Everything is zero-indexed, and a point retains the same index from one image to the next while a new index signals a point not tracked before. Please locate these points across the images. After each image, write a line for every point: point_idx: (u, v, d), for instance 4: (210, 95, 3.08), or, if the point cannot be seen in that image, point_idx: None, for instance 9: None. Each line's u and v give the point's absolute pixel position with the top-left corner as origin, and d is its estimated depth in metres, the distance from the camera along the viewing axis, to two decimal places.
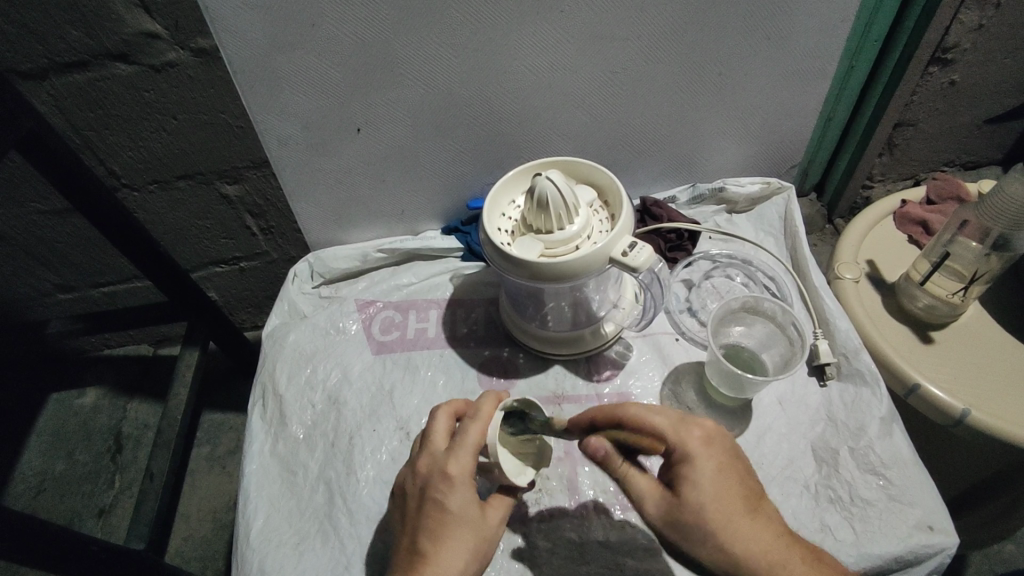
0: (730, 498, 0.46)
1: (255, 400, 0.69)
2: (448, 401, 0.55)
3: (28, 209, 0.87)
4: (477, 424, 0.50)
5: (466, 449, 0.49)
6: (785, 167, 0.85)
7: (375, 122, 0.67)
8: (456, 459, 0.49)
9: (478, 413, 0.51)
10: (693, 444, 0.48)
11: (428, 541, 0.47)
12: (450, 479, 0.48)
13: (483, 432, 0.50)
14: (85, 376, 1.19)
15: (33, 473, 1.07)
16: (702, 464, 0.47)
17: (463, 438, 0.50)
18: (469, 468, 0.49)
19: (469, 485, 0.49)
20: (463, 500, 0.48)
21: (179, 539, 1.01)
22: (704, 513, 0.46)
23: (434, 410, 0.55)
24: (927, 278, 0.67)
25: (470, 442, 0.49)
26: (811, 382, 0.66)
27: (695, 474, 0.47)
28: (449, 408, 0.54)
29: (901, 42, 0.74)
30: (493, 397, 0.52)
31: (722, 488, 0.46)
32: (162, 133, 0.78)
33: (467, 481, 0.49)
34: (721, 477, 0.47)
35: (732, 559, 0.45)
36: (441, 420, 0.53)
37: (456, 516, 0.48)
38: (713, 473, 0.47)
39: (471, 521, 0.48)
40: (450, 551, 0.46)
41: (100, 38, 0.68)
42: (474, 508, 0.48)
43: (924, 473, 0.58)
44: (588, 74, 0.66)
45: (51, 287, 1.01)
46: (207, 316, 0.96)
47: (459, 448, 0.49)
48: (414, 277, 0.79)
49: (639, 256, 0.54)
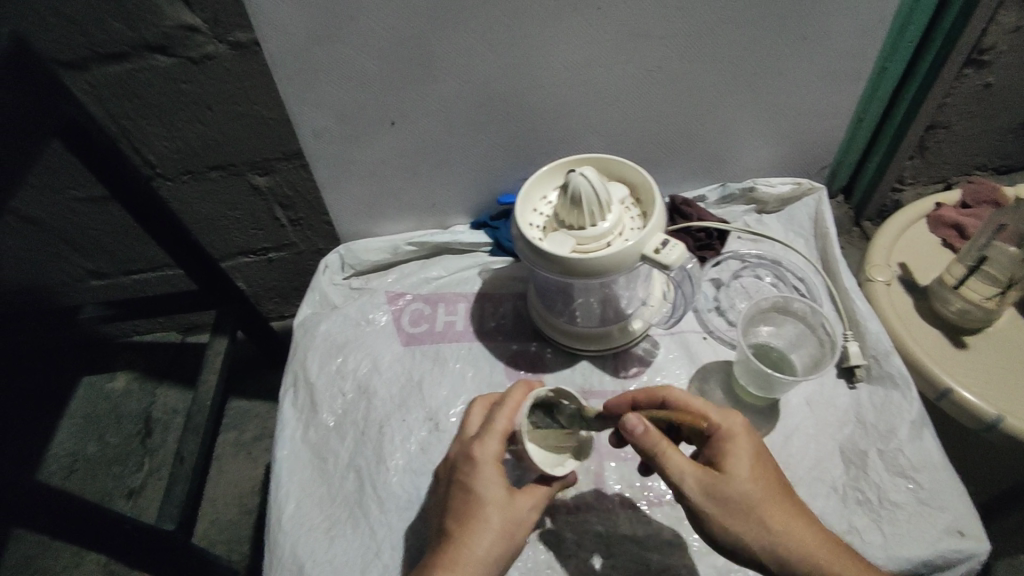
0: (769, 479, 0.48)
1: (287, 387, 0.70)
2: (485, 394, 0.57)
3: (66, 196, 0.89)
4: (504, 409, 0.52)
5: (494, 434, 0.51)
6: (815, 167, 0.85)
7: (409, 117, 0.68)
8: (481, 443, 0.50)
9: (508, 401, 0.53)
10: (734, 427, 0.50)
11: (455, 523, 0.48)
12: (475, 462, 0.50)
13: (511, 417, 0.52)
14: (116, 361, 1.22)
15: (65, 453, 1.10)
16: (744, 440, 0.49)
17: (490, 423, 0.51)
18: (496, 452, 0.50)
19: (495, 468, 0.50)
20: (489, 482, 0.49)
21: (206, 523, 1.03)
22: (745, 487, 0.47)
23: (470, 403, 0.57)
24: (961, 282, 0.66)
25: (497, 427, 0.51)
26: (840, 384, 0.65)
27: (736, 450, 0.49)
28: (485, 401, 0.56)
29: (936, 45, 0.73)
30: (523, 386, 0.53)
31: (761, 470, 0.48)
32: (197, 124, 0.80)
33: (492, 464, 0.49)
34: (758, 456, 0.49)
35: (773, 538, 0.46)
36: (476, 410, 0.55)
37: (481, 498, 0.48)
38: (753, 452, 0.49)
39: (498, 504, 0.48)
40: (474, 531, 0.47)
41: (140, 31, 0.69)
42: (502, 492, 0.49)
43: (955, 477, 0.58)
44: (620, 72, 0.66)
45: (86, 273, 1.04)
46: (237, 304, 0.98)
47: (486, 433, 0.51)
48: (443, 270, 0.80)
49: (671, 254, 0.54)
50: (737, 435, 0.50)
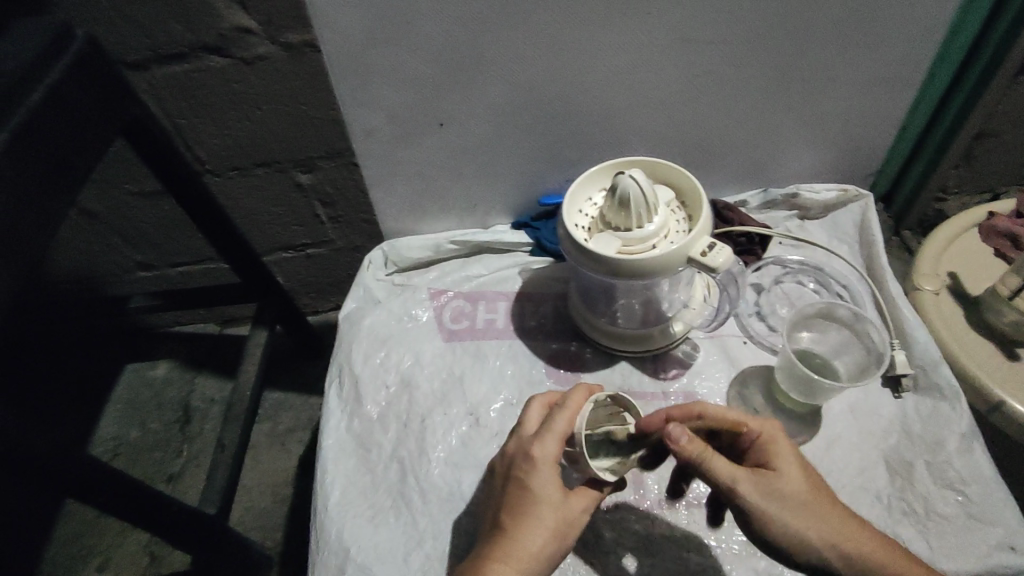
0: (815, 480, 0.50)
1: (332, 378, 0.72)
2: (543, 394, 0.58)
3: (122, 190, 0.92)
4: (564, 411, 0.52)
5: (553, 434, 0.51)
6: (860, 174, 0.84)
7: (456, 118, 0.69)
8: (540, 443, 0.51)
9: (568, 403, 0.53)
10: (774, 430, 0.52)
11: (508, 518, 0.49)
12: (533, 461, 0.50)
13: (571, 419, 0.52)
14: (158, 350, 1.26)
15: (110, 437, 1.14)
16: (784, 445, 0.51)
17: (550, 424, 0.52)
18: (554, 453, 0.51)
19: (552, 469, 0.50)
20: (546, 482, 0.50)
21: (242, 509, 1.06)
22: (795, 488, 0.48)
23: (528, 401, 0.58)
24: (1016, 293, 0.65)
25: (557, 428, 0.51)
26: (885, 393, 0.64)
27: (779, 454, 0.50)
28: (544, 400, 0.57)
29: (988, 53, 0.72)
30: (583, 389, 0.54)
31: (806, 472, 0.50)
32: (247, 122, 0.82)
33: (550, 464, 0.50)
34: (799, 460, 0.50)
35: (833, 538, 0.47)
36: (534, 408, 0.56)
37: (536, 497, 0.49)
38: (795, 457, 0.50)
39: (553, 503, 0.49)
40: (529, 528, 0.48)
41: (199, 32, 0.72)
42: (557, 492, 0.50)
43: (1005, 492, 0.57)
44: (666, 76, 0.67)
45: (134, 264, 1.08)
46: (278, 297, 1.01)
47: (545, 433, 0.51)
48: (483, 269, 0.81)
49: (718, 257, 0.55)
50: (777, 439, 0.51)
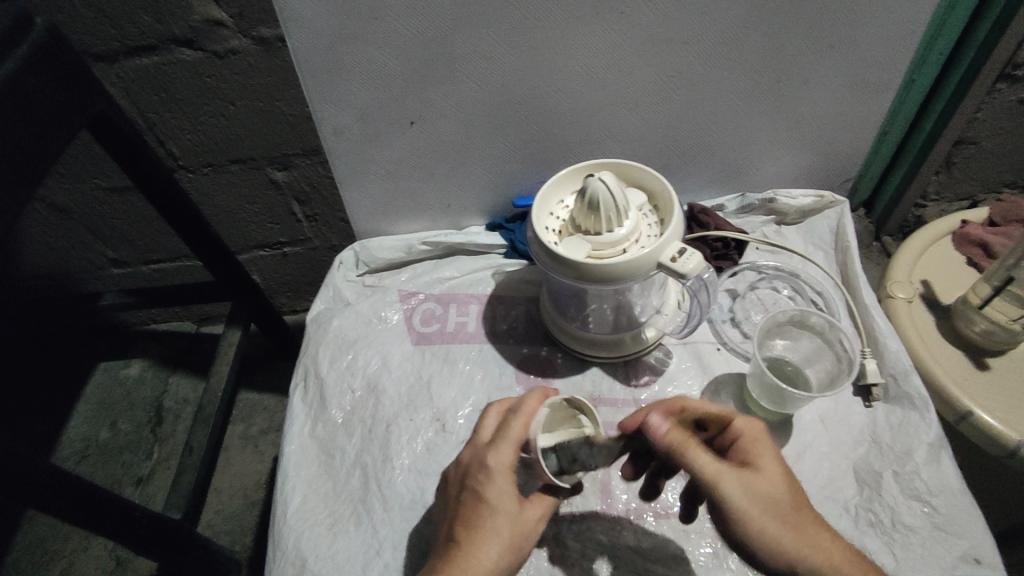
0: (794, 480, 0.48)
1: (297, 382, 0.70)
2: (499, 399, 0.57)
3: (90, 185, 0.90)
4: (519, 418, 0.51)
5: (509, 443, 0.50)
6: (838, 180, 0.83)
7: (430, 116, 0.68)
8: (496, 452, 0.50)
9: (523, 409, 0.52)
10: (759, 427, 0.51)
11: (463, 529, 0.48)
12: (489, 470, 0.49)
13: (525, 426, 0.51)
14: (131, 348, 1.23)
15: (78, 438, 1.12)
16: (766, 443, 0.50)
17: (505, 432, 0.51)
18: (510, 462, 0.49)
19: (508, 478, 0.49)
20: (501, 492, 0.49)
21: (212, 513, 1.03)
22: (779, 488, 0.47)
23: (484, 407, 0.56)
24: (985, 303, 0.65)
25: (512, 436, 0.50)
26: (856, 402, 0.64)
27: (764, 451, 0.49)
28: (500, 406, 0.55)
29: (966, 59, 0.71)
30: (539, 394, 0.52)
31: (786, 471, 0.49)
32: (219, 118, 0.80)
33: (506, 474, 0.49)
34: (783, 460, 0.49)
35: (805, 541, 0.45)
36: (490, 415, 0.54)
37: (492, 507, 0.48)
38: (778, 456, 0.49)
39: (509, 514, 0.48)
40: (483, 540, 0.47)
41: (169, 24, 0.70)
42: (513, 502, 0.49)
43: (972, 502, 0.56)
44: (642, 77, 0.66)
45: (106, 261, 1.05)
46: (251, 297, 0.98)
47: (500, 441, 0.50)
48: (456, 271, 0.80)
49: (688, 263, 0.53)
50: (766, 437, 0.50)
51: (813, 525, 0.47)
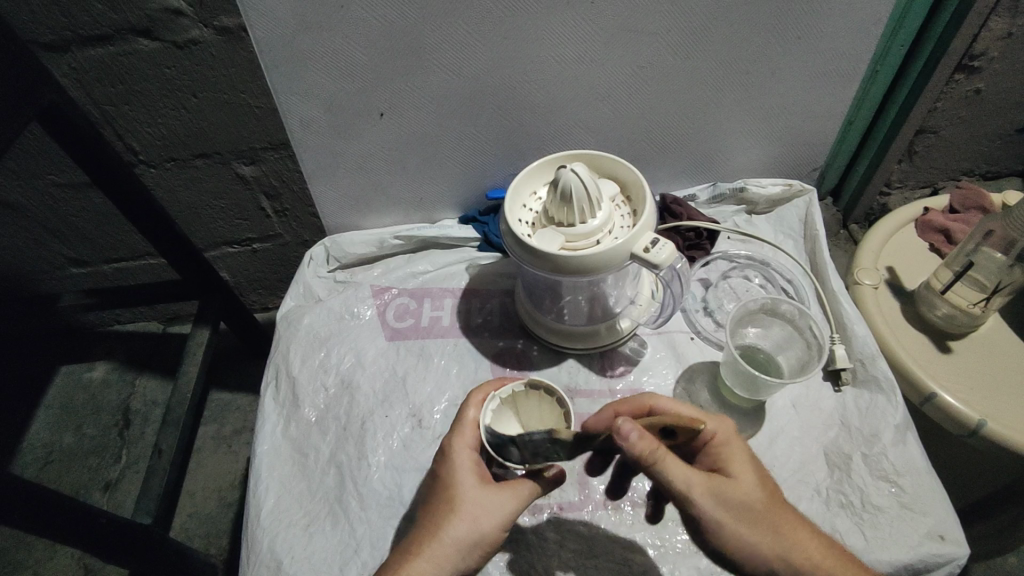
0: (770, 486, 0.48)
1: (269, 381, 0.69)
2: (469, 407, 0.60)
3: (45, 181, 0.86)
4: (474, 398, 0.55)
5: (462, 425, 0.53)
6: (806, 169, 0.84)
7: (398, 108, 0.66)
8: (452, 436, 0.53)
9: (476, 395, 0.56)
10: (726, 431, 0.50)
11: (424, 511, 0.50)
12: (445, 452, 0.52)
13: (479, 410, 0.54)
14: (95, 350, 1.19)
15: (41, 444, 1.08)
16: (737, 447, 0.49)
17: (459, 417, 0.54)
18: (466, 442, 0.52)
19: (467, 456, 0.51)
20: (459, 470, 0.51)
21: (184, 516, 1.01)
22: (754, 492, 0.47)
23: None
24: (947, 287, 0.67)
25: (466, 418, 0.54)
26: (826, 387, 0.66)
27: (733, 458, 0.49)
28: None
29: (927, 49, 0.73)
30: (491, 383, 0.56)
31: (761, 475, 0.48)
32: (180, 111, 0.77)
33: (463, 451, 0.51)
34: (755, 463, 0.49)
35: (780, 547, 0.45)
36: None
37: (450, 485, 0.50)
38: (749, 458, 0.49)
39: (467, 489, 0.49)
40: (440, 516, 0.48)
41: (124, 13, 0.66)
42: (472, 478, 0.50)
43: (937, 482, 0.58)
44: (613, 68, 0.65)
45: (65, 261, 1.01)
46: (220, 294, 0.95)
47: (456, 425, 0.54)
48: (430, 265, 0.79)
49: (660, 253, 0.54)
50: (732, 441, 0.50)
51: (794, 531, 0.46)
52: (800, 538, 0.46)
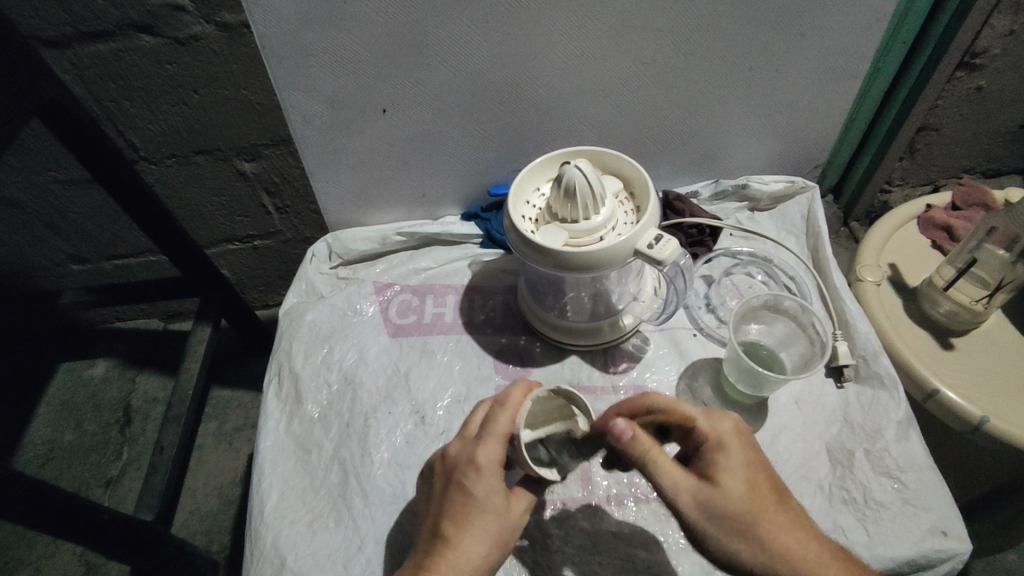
0: (760, 489, 0.46)
1: (271, 377, 0.69)
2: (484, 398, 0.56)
3: (46, 178, 0.86)
4: (506, 411, 0.50)
5: (496, 437, 0.50)
6: (808, 166, 0.84)
7: (400, 104, 0.66)
8: (484, 448, 0.49)
9: (508, 401, 0.51)
10: (720, 432, 0.48)
11: (451, 525, 0.48)
12: (477, 467, 0.49)
13: (513, 421, 0.50)
14: (95, 348, 1.19)
15: (42, 440, 1.08)
16: (731, 455, 0.47)
17: (492, 427, 0.50)
18: (497, 457, 0.49)
19: (496, 473, 0.49)
20: (490, 489, 0.49)
21: (185, 513, 1.01)
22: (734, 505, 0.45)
23: (473, 406, 0.55)
24: (950, 284, 0.67)
25: (499, 430, 0.50)
26: (828, 383, 0.66)
27: (728, 465, 0.47)
28: (488, 398, 0.55)
29: (929, 48, 0.73)
30: (525, 386, 0.52)
31: (752, 479, 0.47)
32: (180, 107, 0.77)
33: (494, 471, 0.49)
34: (749, 473, 0.47)
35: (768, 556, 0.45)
36: (478, 408, 0.54)
37: (480, 503, 0.48)
38: (743, 465, 0.47)
39: (497, 511, 0.49)
40: (470, 536, 0.47)
41: (125, 9, 0.66)
42: (501, 498, 0.49)
43: (939, 478, 0.58)
44: (616, 64, 0.65)
45: (65, 258, 1.01)
46: (222, 292, 0.95)
47: (488, 436, 0.50)
48: (432, 262, 0.79)
49: (664, 250, 0.53)
50: (726, 446, 0.48)
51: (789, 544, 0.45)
52: (800, 547, 0.45)
